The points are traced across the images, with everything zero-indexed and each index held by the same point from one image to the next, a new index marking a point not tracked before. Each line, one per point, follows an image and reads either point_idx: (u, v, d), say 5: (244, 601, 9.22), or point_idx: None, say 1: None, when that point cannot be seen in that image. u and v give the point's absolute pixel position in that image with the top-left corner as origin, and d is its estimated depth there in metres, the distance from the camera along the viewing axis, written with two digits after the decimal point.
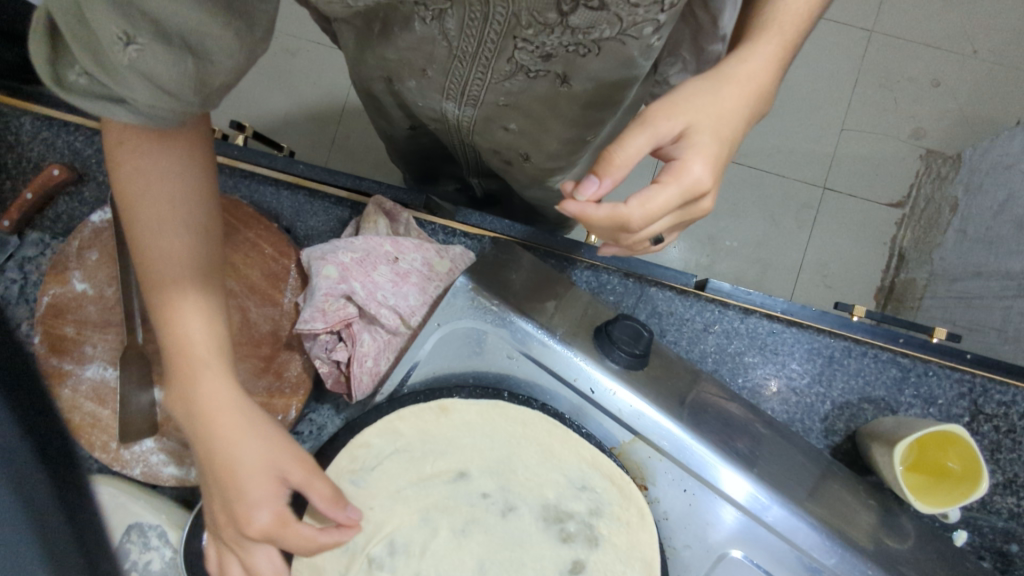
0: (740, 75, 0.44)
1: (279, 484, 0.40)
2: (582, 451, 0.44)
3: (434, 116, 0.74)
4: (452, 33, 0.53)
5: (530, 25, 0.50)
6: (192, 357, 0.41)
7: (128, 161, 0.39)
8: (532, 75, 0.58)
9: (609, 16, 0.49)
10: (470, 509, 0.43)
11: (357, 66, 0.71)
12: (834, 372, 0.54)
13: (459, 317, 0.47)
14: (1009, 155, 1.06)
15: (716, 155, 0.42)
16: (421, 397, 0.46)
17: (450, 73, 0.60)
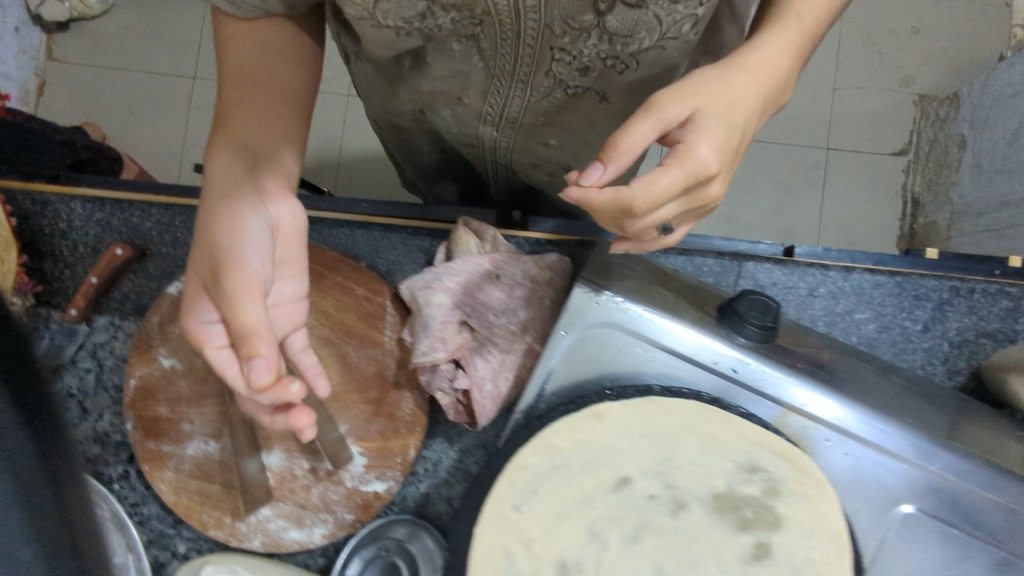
0: (758, 59, 0.41)
1: (213, 292, 0.42)
2: (745, 432, 0.43)
3: (467, 141, 0.72)
4: (486, 53, 0.52)
5: (564, 33, 0.48)
6: (227, 138, 0.46)
7: (232, 32, 0.47)
8: (571, 90, 0.57)
9: (649, 21, 0.47)
10: (640, 514, 0.41)
11: (386, 105, 0.70)
12: (947, 313, 0.54)
13: (585, 321, 0.46)
14: (1012, 85, 1.08)
15: (727, 142, 0.38)
16: (571, 407, 0.44)
17: (489, 96, 0.59)
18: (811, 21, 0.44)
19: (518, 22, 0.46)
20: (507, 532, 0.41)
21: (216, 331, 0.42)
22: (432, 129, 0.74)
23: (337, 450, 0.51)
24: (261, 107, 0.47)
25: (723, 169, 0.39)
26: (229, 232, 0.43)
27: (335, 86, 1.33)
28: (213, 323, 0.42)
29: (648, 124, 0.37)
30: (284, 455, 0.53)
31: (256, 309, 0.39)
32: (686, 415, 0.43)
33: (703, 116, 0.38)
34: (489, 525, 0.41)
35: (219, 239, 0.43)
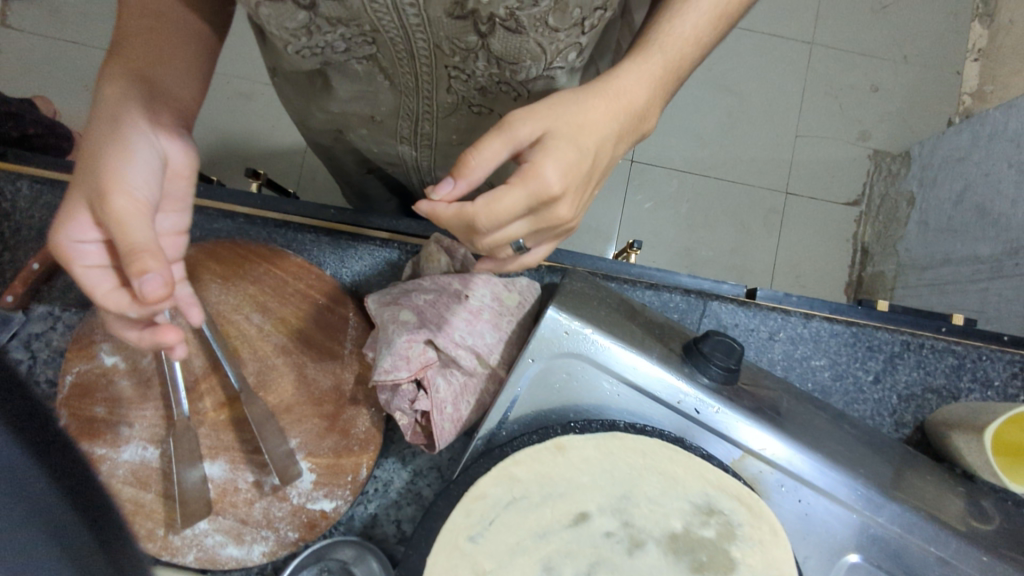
0: (614, 87, 0.41)
1: (100, 220, 0.38)
2: (706, 474, 0.42)
3: (391, 159, 0.67)
4: (385, 65, 0.46)
5: (455, 52, 0.42)
6: (123, 62, 0.42)
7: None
8: (477, 108, 0.51)
9: (532, 49, 0.41)
10: (596, 551, 0.40)
11: (302, 120, 0.65)
12: (897, 366, 0.56)
13: (554, 352, 0.46)
14: (960, 149, 1.14)
15: (575, 163, 0.39)
16: (535, 438, 0.43)
17: (400, 111, 0.53)
18: (683, 47, 0.43)
19: (406, 39, 0.41)
20: (460, 564, 0.39)
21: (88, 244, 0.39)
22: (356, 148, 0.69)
23: (286, 465, 0.49)
24: (162, 44, 0.44)
25: (572, 195, 0.40)
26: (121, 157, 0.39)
27: None
28: (85, 241, 0.39)
29: (490, 148, 0.37)
30: (228, 467, 0.50)
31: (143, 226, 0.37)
32: (648, 453, 0.43)
33: (551, 139, 0.38)
34: (442, 553, 0.40)
35: (104, 158, 0.38)
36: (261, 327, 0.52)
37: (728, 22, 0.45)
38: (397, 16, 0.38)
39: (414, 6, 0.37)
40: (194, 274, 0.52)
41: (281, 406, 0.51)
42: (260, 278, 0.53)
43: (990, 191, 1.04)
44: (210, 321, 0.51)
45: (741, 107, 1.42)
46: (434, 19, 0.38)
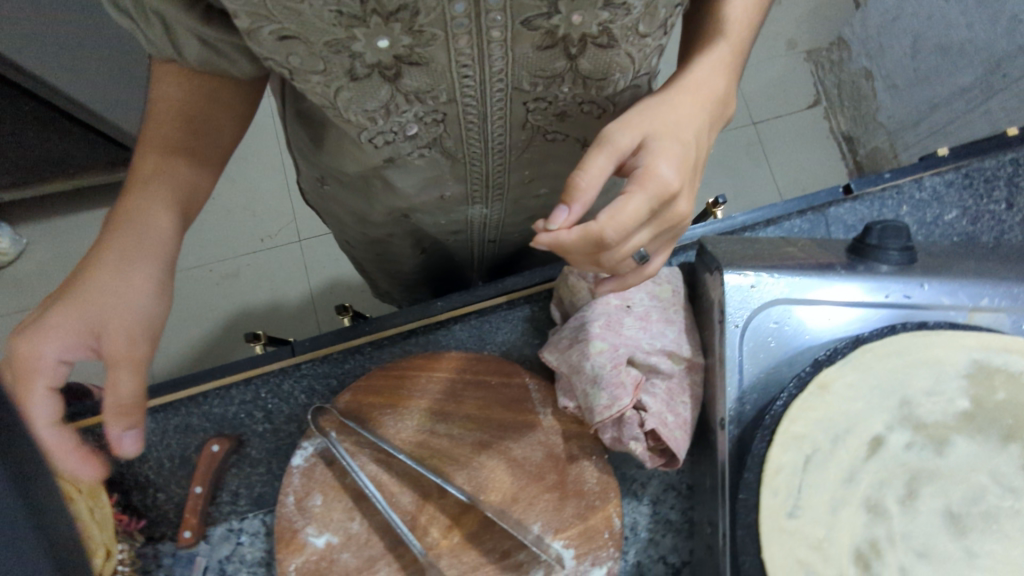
0: (691, 82, 0.43)
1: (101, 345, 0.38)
2: (965, 345, 0.41)
3: (456, 227, 0.70)
4: (451, 146, 0.53)
5: (536, 84, 0.47)
6: (147, 182, 0.42)
7: (170, 84, 0.43)
8: (552, 137, 0.56)
9: (622, 60, 0.46)
10: (909, 466, 0.40)
11: (363, 221, 0.68)
12: (1020, 185, 0.57)
13: (753, 311, 0.45)
14: (890, 10, 1.21)
15: (682, 154, 0.39)
16: (793, 390, 0.41)
17: (470, 175, 0.58)
18: (743, 31, 0.46)
19: (484, 100, 0.46)
20: (797, 543, 0.38)
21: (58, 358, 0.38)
22: (414, 231, 0.72)
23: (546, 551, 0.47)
24: (181, 163, 0.44)
25: (687, 188, 0.40)
26: (126, 272, 0.39)
27: (287, 236, 1.31)
28: (61, 360, 0.38)
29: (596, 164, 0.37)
30: None
31: (120, 373, 0.39)
32: (903, 351, 0.42)
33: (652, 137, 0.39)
34: (774, 542, 0.38)
35: (118, 287, 0.39)
36: (450, 433, 0.50)
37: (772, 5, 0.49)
38: (482, 68, 0.43)
39: (503, 47, 0.41)
40: (363, 416, 0.51)
41: (507, 499, 0.48)
42: (426, 389, 0.51)
43: (942, 29, 1.09)
44: (402, 452, 0.49)
45: None
46: (520, 56, 0.43)
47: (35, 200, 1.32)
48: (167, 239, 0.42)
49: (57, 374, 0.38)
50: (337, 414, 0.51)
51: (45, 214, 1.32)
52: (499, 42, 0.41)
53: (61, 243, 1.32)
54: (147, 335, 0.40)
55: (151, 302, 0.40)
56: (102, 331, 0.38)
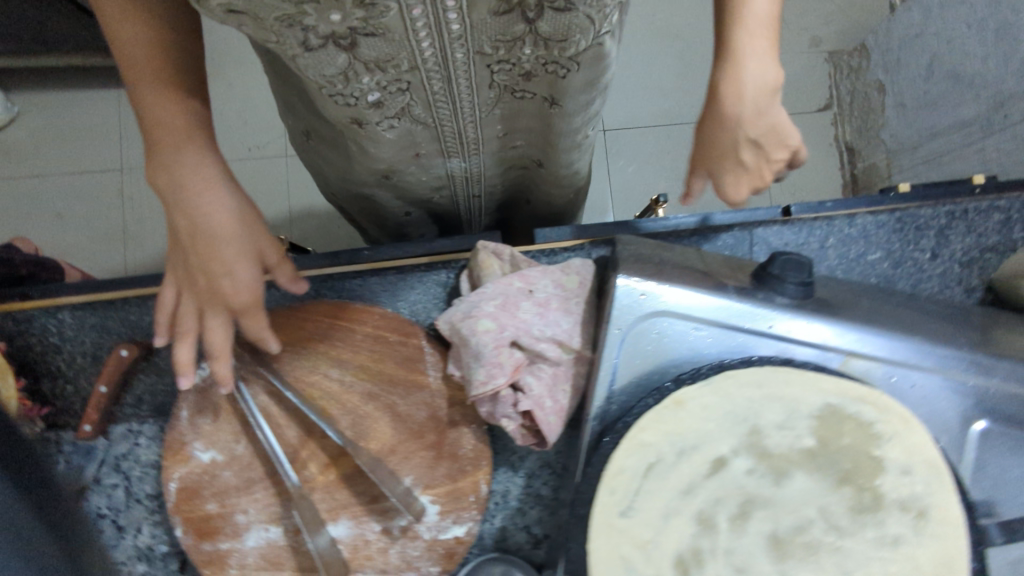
0: (750, 20, 0.40)
1: (246, 263, 0.45)
2: (824, 389, 0.43)
3: (437, 183, 0.73)
4: (417, 112, 0.55)
5: (498, 49, 0.48)
6: (167, 130, 0.41)
7: (129, 26, 0.38)
8: (521, 94, 0.57)
9: (581, 23, 0.45)
10: (744, 490, 0.42)
11: (346, 176, 0.71)
12: (949, 237, 0.57)
13: (639, 318, 0.46)
14: (914, 26, 1.17)
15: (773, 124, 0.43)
16: (650, 401, 0.44)
17: (440, 134, 0.60)
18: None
19: (443, 66, 0.48)
20: (622, 540, 0.41)
21: (241, 288, 0.45)
22: (400, 194, 0.75)
23: (410, 502, 0.50)
24: (183, 87, 0.41)
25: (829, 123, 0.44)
26: (220, 208, 0.43)
27: (272, 150, 1.31)
28: (247, 280, 0.45)
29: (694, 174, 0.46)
30: (354, 520, 0.51)
31: (246, 273, 0.45)
32: (763, 382, 0.43)
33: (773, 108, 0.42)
34: (600, 538, 0.41)
35: (231, 221, 0.43)
36: (342, 380, 0.52)
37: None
38: (438, 32, 0.44)
39: (459, 13, 0.42)
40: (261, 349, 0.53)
41: (384, 449, 0.51)
42: (326, 334, 0.53)
43: (957, 57, 1.06)
44: (293, 389, 0.52)
45: (693, 47, 1.40)
46: (478, 21, 0.43)
47: (26, 71, 1.31)
48: (222, 169, 0.43)
49: (245, 292, 0.45)
50: (235, 342, 0.53)
51: (36, 85, 1.32)
52: (455, 9, 0.41)
53: (48, 118, 1.32)
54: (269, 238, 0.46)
55: (247, 210, 0.44)
56: (253, 245, 0.44)
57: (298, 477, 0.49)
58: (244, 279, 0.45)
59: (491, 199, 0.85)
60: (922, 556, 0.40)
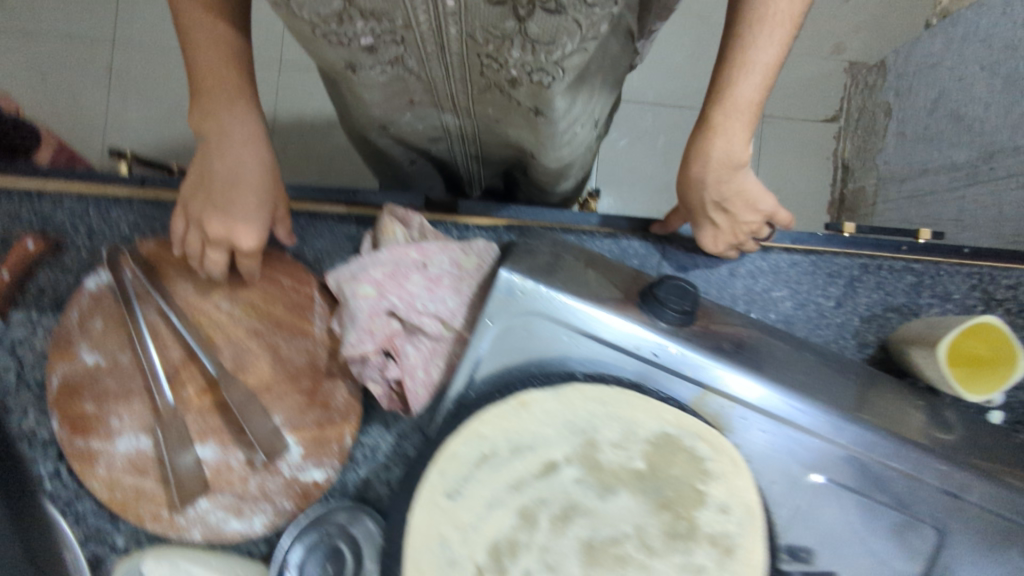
0: (736, 102, 0.47)
1: (247, 220, 0.50)
2: (665, 417, 0.45)
3: (435, 133, 0.76)
4: (412, 67, 0.57)
5: (489, 41, 0.50)
6: (209, 93, 0.49)
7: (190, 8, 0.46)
8: (506, 93, 0.60)
9: (569, 27, 0.47)
10: (568, 497, 0.44)
11: (351, 109, 0.74)
12: (856, 290, 0.58)
13: (512, 312, 0.47)
14: (933, 54, 1.12)
15: (740, 191, 0.52)
16: (496, 397, 0.46)
17: (433, 91, 0.62)
18: (793, 13, 0.44)
19: (438, 36, 0.50)
20: (443, 519, 0.43)
21: (241, 239, 0.50)
22: (396, 136, 0.77)
23: (272, 441, 0.52)
24: (228, 57, 0.49)
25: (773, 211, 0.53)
26: (251, 162, 0.50)
27: (263, 54, 1.28)
28: (246, 232, 0.51)
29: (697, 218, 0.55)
30: (223, 445, 0.53)
31: (251, 227, 0.51)
32: (607, 401, 0.45)
33: (717, 183, 0.50)
34: (422, 512, 0.43)
35: (247, 176, 0.50)
36: (231, 313, 0.54)
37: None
38: (434, 5, 0.46)
39: None
40: (157, 269, 0.55)
41: (260, 386, 0.53)
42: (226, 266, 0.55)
43: (963, 97, 1.02)
44: (180, 312, 0.54)
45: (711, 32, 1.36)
46: (472, 4, 0.45)
47: None
48: (257, 129, 0.51)
49: (244, 242, 0.51)
50: (132, 257, 0.55)
51: None
52: None
53: None
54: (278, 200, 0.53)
55: (269, 168, 0.51)
56: (265, 200, 0.51)
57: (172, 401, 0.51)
58: (246, 231, 0.51)
59: (484, 163, 0.86)
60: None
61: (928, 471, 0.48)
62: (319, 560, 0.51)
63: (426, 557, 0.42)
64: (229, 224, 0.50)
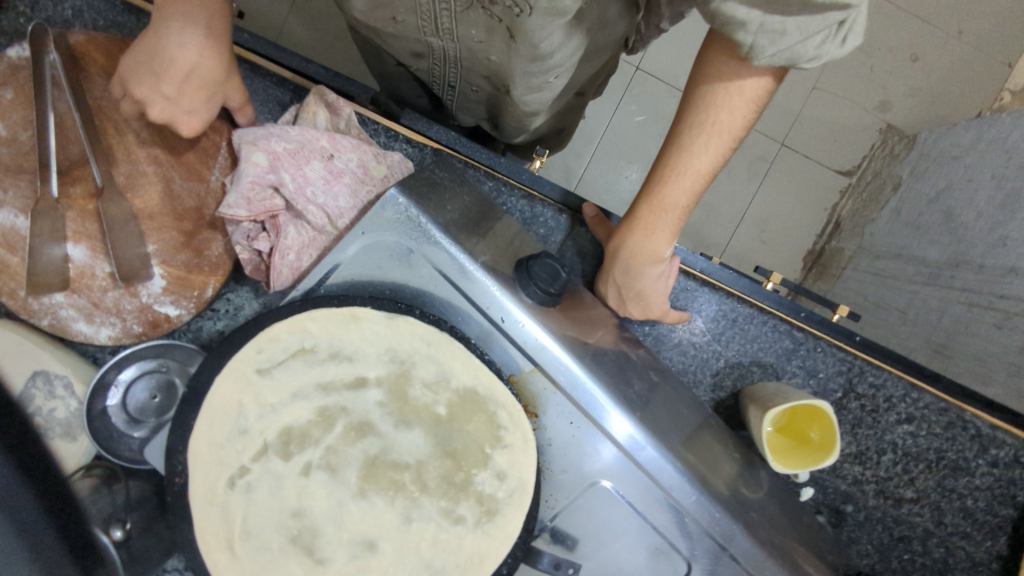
0: (666, 202, 0.55)
1: (182, 102, 0.54)
2: (480, 375, 0.48)
3: (419, 51, 0.68)
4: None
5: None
6: None
7: None
8: (488, 11, 0.53)
9: None
10: (367, 415, 0.45)
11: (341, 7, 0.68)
12: (733, 334, 0.60)
13: (384, 229, 0.50)
14: (959, 147, 1.09)
15: (640, 290, 0.56)
16: (333, 302, 0.48)
17: (419, 10, 0.57)
18: (734, 127, 0.51)
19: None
20: (247, 392, 0.45)
21: (183, 121, 0.54)
22: (382, 44, 0.71)
23: (134, 266, 0.54)
24: None
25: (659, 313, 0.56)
26: (195, 49, 0.54)
27: None
28: (185, 112, 0.54)
29: (611, 286, 0.58)
30: (93, 251, 0.54)
31: (189, 108, 0.54)
32: (434, 343, 0.48)
33: (633, 269, 0.55)
34: (230, 377, 0.45)
35: (196, 62, 0.54)
36: (138, 132, 0.56)
37: (764, 99, 0.50)
38: None
39: None
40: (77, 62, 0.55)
41: (143, 211, 0.54)
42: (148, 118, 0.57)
43: (962, 199, 1.00)
44: (87, 113, 0.54)
45: None
46: None
47: None
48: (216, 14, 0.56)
49: (185, 123, 0.54)
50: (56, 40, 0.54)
51: None
52: None
53: None
54: (207, 82, 0.55)
55: (210, 53, 0.55)
56: (209, 86, 0.55)
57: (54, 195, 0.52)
58: (181, 114, 0.54)
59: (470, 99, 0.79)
60: (467, 543, 0.44)
61: (715, 524, 0.49)
62: (154, 388, 0.53)
63: (217, 419, 0.44)
64: (165, 107, 0.53)
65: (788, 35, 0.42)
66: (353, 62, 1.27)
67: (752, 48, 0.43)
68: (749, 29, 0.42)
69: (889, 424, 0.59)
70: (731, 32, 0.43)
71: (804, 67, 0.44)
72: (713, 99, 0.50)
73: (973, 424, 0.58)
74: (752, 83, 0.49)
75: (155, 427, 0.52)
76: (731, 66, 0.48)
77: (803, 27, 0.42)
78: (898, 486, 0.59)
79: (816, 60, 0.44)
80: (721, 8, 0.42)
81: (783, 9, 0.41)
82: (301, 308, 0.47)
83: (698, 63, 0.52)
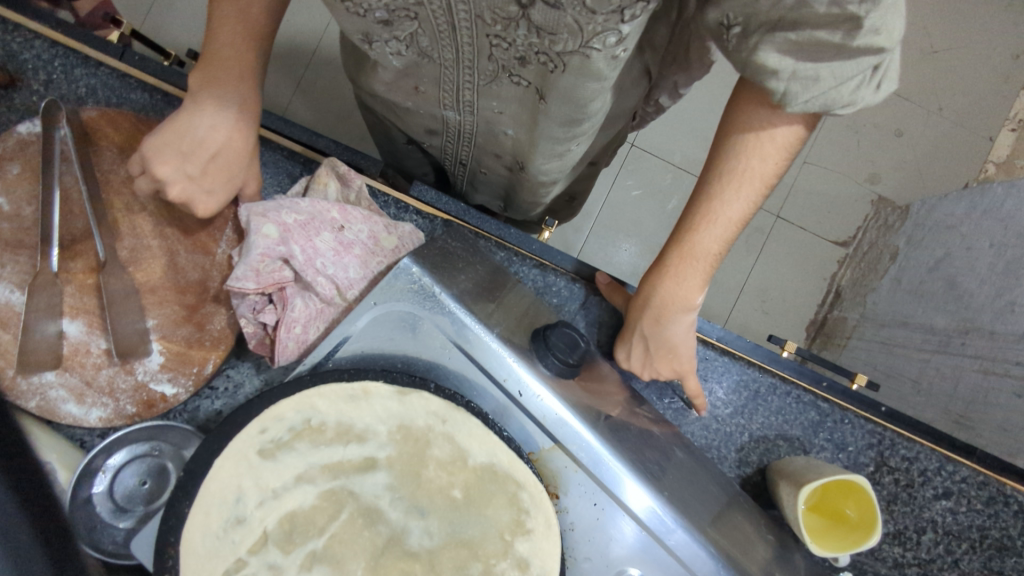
0: (695, 250, 0.53)
1: (201, 184, 0.53)
2: (498, 452, 0.45)
3: (434, 126, 0.68)
4: (425, 46, 0.51)
5: (496, 21, 0.45)
6: (209, 71, 0.54)
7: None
8: (515, 79, 0.53)
9: (571, 25, 0.43)
10: (374, 502, 0.42)
11: (359, 85, 0.69)
12: (756, 406, 0.58)
13: (397, 299, 0.48)
14: (953, 216, 1.10)
15: (667, 342, 0.55)
16: (343, 376, 0.46)
17: (441, 82, 0.57)
18: (764, 173, 0.50)
19: (449, 11, 0.45)
20: (246, 475, 0.41)
21: (202, 206, 0.53)
22: (396, 120, 0.72)
23: (132, 342, 0.51)
24: (239, 39, 0.54)
25: (686, 368, 0.55)
26: (224, 134, 0.54)
27: None
28: (202, 192, 0.53)
29: (635, 342, 0.56)
30: (90, 327, 0.51)
31: (208, 193, 0.53)
32: (449, 420, 0.46)
33: (663, 317, 0.54)
34: (230, 459, 0.41)
35: (223, 146, 0.54)
36: (144, 206, 0.55)
37: (796, 147, 0.50)
38: None
39: None
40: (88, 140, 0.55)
41: (146, 285, 0.53)
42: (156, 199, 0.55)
43: (963, 265, 1.01)
44: (94, 187, 0.54)
45: None
46: None
47: None
48: (251, 103, 0.56)
49: (205, 207, 0.54)
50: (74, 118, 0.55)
51: None
52: None
53: None
54: (230, 166, 0.54)
55: (240, 140, 0.55)
56: (232, 172, 0.54)
57: (55, 270, 0.51)
58: (198, 197, 0.53)
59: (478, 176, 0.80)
60: None
61: None
62: (143, 474, 0.49)
63: (212, 505, 0.40)
64: (183, 186, 0.53)
65: (822, 81, 0.42)
66: (355, 141, 1.30)
67: (784, 95, 0.44)
68: (781, 77, 0.43)
69: (926, 500, 0.56)
70: (763, 80, 0.44)
71: (840, 112, 0.44)
72: (743, 146, 0.50)
73: (1015, 498, 0.55)
74: (783, 131, 0.48)
75: (143, 516, 0.48)
76: (762, 113, 0.48)
77: (837, 73, 0.42)
78: (943, 569, 0.54)
79: (852, 104, 0.44)
80: (753, 55, 0.43)
81: (814, 56, 0.41)
82: (309, 382, 0.45)
83: (727, 112, 0.51)
